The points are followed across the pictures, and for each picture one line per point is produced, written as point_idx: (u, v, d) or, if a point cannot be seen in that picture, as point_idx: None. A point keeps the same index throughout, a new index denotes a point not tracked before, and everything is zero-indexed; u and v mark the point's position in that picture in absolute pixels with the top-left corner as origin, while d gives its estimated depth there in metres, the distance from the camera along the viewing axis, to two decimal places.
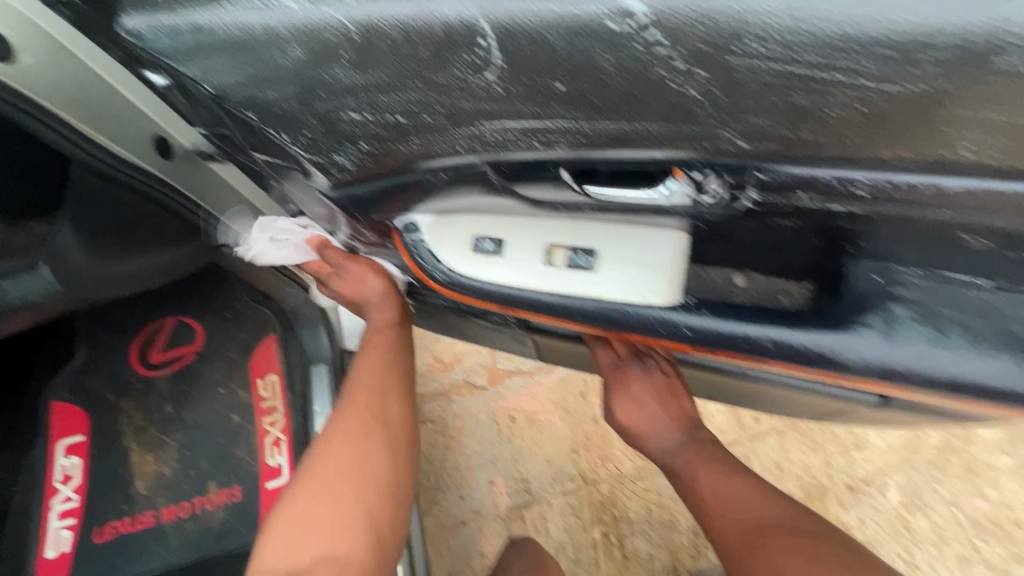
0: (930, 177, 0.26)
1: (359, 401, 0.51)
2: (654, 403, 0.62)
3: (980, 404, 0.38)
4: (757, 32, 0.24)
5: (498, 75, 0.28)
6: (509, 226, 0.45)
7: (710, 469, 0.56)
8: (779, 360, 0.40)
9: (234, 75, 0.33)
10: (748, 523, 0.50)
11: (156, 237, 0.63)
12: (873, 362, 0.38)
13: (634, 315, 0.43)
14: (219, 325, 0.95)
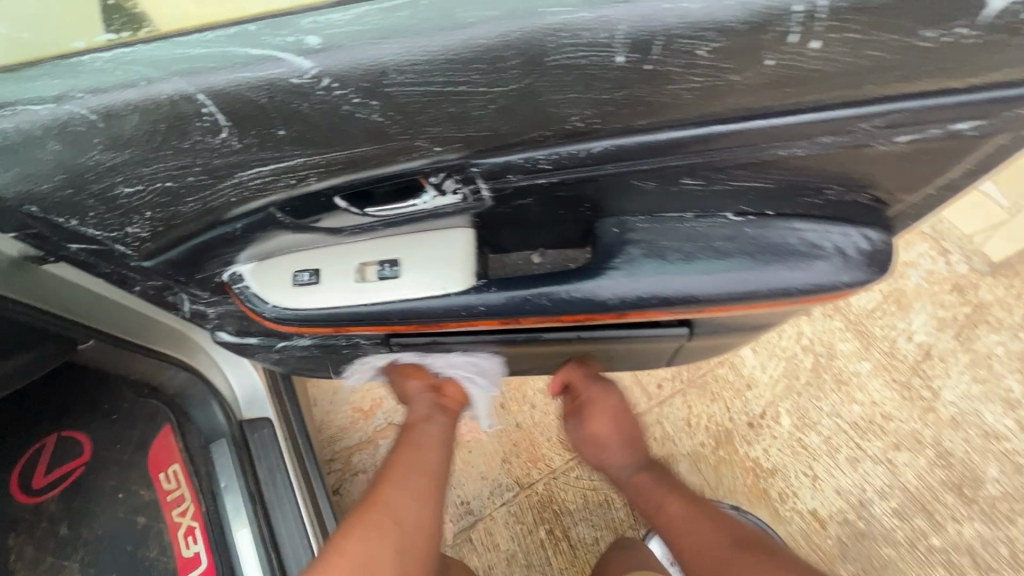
0: (573, 144, 0.35)
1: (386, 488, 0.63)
2: (625, 427, 0.75)
3: (715, 309, 0.48)
4: (396, 67, 0.31)
5: (230, 133, 0.35)
6: (321, 256, 0.51)
7: (671, 498, 0.66)
8: (556, 313, 0.49)
9: (6, 178, 0.38)
10: (718, 544, 0.58)
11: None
12: (625, 297, 0.47)
13: (440, 306, 0.50)
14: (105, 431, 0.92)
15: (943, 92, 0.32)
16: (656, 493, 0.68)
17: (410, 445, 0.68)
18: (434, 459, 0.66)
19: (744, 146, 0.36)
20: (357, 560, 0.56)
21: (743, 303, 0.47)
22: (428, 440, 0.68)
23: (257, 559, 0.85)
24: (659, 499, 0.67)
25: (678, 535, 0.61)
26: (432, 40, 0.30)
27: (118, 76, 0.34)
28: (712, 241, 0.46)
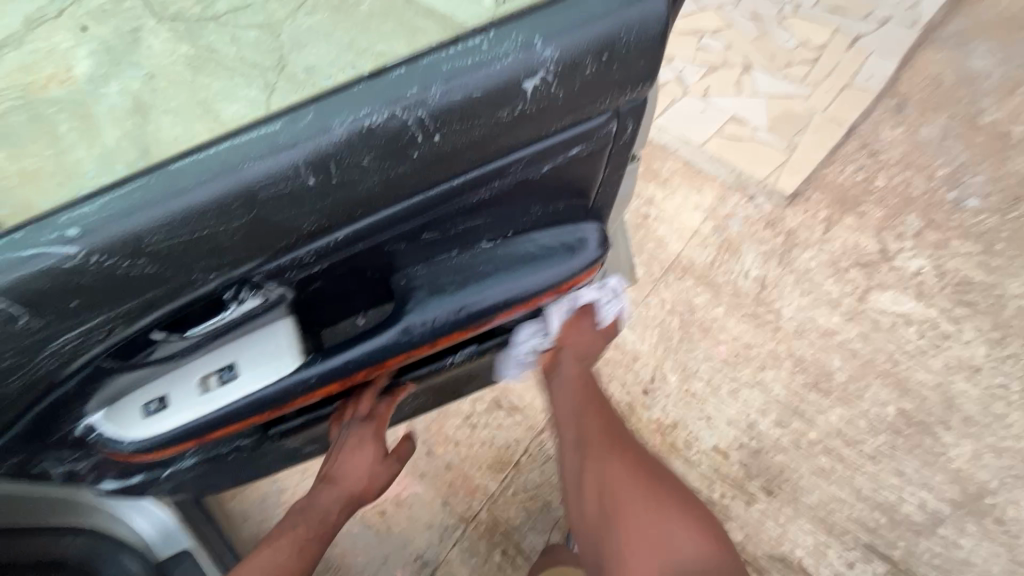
0: (320, 240, 0.46)
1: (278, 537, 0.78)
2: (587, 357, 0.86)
3: (499, 316, 0.61)
4: (144, 232, 0.40)
5: (27, 318, 0.42)
6: (164, 384, 0.58)
7: (603, 422, 0.82)
8: (378, 360, 0.61)
9: None
10: (623, 482, 0.76)
11: None
12: (425, 330, 0.59)
13: (281, 389, 0.59)
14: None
15: (550, 137, 0.46)
16: (576, 408, 0.83)
17: (342, 484, 0.81)
18: (333, 502, 0.81)
19: (447, 205, 0.48)
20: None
21: (517, 307, 0.61)
22: (353, 485, 0.81)
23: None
24: (587, 421, 0.82)
25: (594, 454, 0.79)
26: (168, 207, 0.40)
27: None
28: (477, 267, 0.59)
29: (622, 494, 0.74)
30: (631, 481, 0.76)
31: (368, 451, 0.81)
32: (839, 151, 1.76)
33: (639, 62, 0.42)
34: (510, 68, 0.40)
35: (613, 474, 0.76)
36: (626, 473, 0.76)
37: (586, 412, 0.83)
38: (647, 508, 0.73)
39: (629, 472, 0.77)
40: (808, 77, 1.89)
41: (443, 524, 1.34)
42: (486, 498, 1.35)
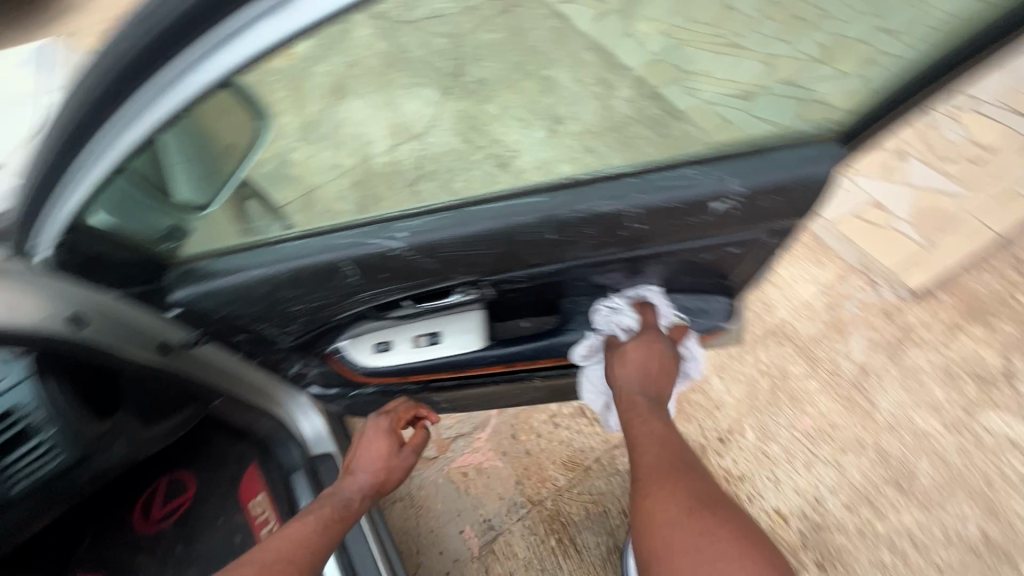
0: (533, 268, 0.74)
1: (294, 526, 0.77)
2: (654, 367, 0.80)
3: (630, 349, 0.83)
4: (441, 244, 0.69)
5: (356, 276, 0.71)
6: (388, 333, 0.83)
7: (668, 445, 0.71)
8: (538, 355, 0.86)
9: (233, 306, 0.73)
10: (679, 500, 0.63)
11: (168, 402, 0.94)
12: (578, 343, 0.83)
13: (465, 357, 0.84)
14: (209, 472, 1.24)
15: (698, 237, 0.72)
16: (644, 427, 0.74)
17: (358, 478, 0.89)
18: (353, 493, 0.87)
19: (618, 262, 0.74)
20: (292, 552, 0.72)
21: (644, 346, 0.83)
22: (371, 478, 0.90)
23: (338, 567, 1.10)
24: (648, 440, 0.72)
25: (648, 477, 0.68)
26: (461, 229, 0.68)
27: (300, 251, 0.69)
28: (623, 308, 0.82)
29: (671, 512, 0.62)
30: (686, 500, 0.62)
31: (382, 441, 0.93)
32: (983, 258, 1.71)
33: (791, 203, 0.67)
34: (705, 192, 0.66)
35: (666, 495, 0.64)
36: (683, 505, 0.62)
37: (655, 435, 0.73)
38: (709, 543, 0.57)
39: (687, 491, 0.64)
40: (967, 174, 1.82)
41: (513, 499, 1.54)
42: (554, 490, 1.53)
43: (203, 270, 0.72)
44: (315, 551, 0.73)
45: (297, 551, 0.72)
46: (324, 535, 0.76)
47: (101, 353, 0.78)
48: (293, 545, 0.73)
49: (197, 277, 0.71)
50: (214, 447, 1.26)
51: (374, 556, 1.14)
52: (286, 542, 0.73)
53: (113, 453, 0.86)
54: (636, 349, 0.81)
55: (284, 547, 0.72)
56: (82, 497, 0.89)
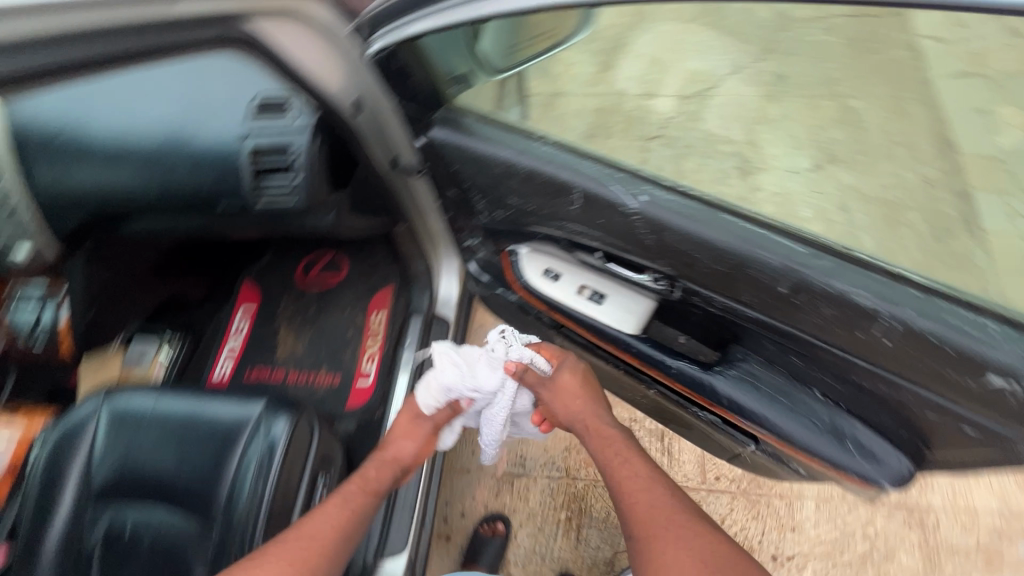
0: (737, 305, 0.68)
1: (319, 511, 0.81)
2: (591, 391, 0.94)
3: (771, 437, 0.73)
4: (671, 230, 0.67)
5: (576, 206, 0.73)
6: (564, 268, 0.83)
7: (653, 489, 0.79)
8: (678, 381, 0.78)
9: (467, 168, 0.81)
10: (681, 552, 0.69)
11: (373, 204, 1.08)
12: (725, 396, 0.74)
13: (613, 333, 0.79)
14: (359, 271, 1.45)
15: (942, 395, 0.60)
16: (615, 461, 0.84)
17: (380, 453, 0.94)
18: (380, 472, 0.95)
19: (828, 356, 0.65)
20: (316, 532, 0.78)
21: (788, 446, 0.72)
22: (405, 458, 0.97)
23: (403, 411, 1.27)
24: (636, 483, 0.80)
25: (643, 523, 0.74)
26: (696, 229, 0.65)
27: (545, 157, 0.73)
28: (792, 396, 0.72)
29: (676, 552, 0.69)
30: (681, 537, 0.71)
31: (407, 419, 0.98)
32: None
33: None
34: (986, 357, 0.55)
35: (662, 534, 0.72)
36: (692, 558, 0.68)
37: (641, 478, 0.80)
38: None
39: (681, 529, 0.72)
40: None
41: (552, 458, 1.57)
42: (592, 478, 1.54)
43: (471, 128, 0.80)
44: (339, 536, 0.79)
45: (320, 531, 0.78)
46: (344, 522, 0.81)
47: (359, 133, 0.89)
48: (318, 526, 0.79)
49: (456, 127, 0.80)
50: (370, 252, 1.46)
51: None
52: (313, 525, 0.78)
53: (324, 218, 1.01)
54: (567, 373, 0.93)
55: (308, 527, 0.78)
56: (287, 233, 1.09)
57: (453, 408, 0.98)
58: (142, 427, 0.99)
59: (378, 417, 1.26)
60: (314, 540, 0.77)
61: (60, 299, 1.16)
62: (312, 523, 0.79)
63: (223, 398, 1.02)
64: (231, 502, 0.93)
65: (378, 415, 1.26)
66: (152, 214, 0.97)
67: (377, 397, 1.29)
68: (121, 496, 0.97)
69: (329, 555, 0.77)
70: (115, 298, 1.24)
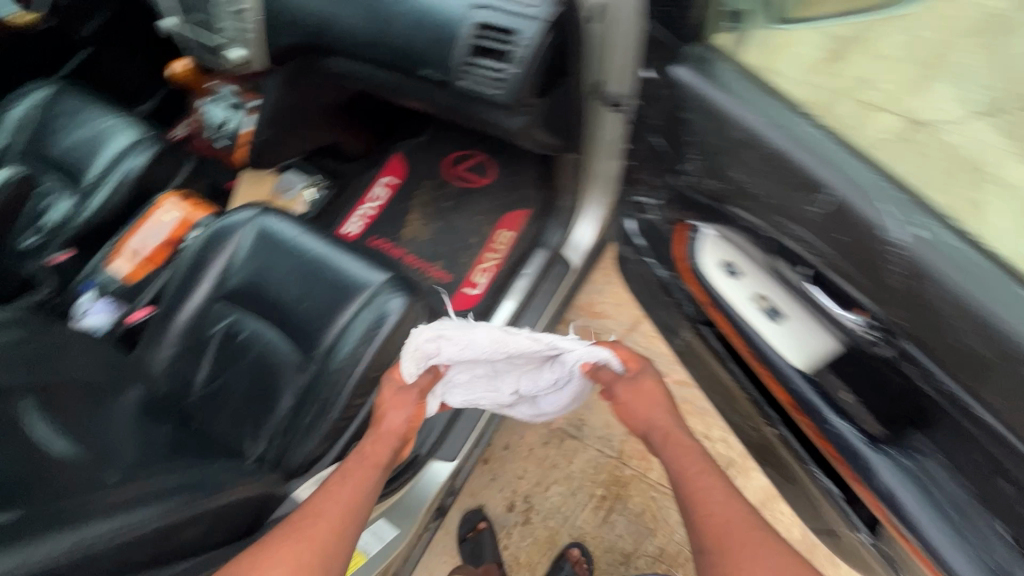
0: (969, 402, 0.52)
1: (321, 504, 0.78)
2: (656, 395, 0.95)
3: (911, 544, 0.59)
4: (936, 281, 0.52)
5: (818, 210, 0.59)
6: (749, 268, 0.72)
7: (729, 501, 0.79)
8: (828, 438, 0.66)
9: (700, 121, 0.69)
10: (741, 550, 0.73)
11: (563, 125, 0.97)
12: (880, 479, 0.61)
13: (777, 361, 0.69)
14: (501, 184, 1.42)
15: None
16: (686, 468, 0.86)
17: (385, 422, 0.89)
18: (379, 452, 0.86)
19: None
20: (317, 513, 0.76)
21: (931, 567, 0.57)
22: (398, 430, 0.87)
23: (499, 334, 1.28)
24: (711, 495, 0.80)
25: (723, 533, 0.75)
26: (974, 291, 0.50)
27: (806, 142, 0.60)
28: (962, 516, 0.56)
29: (751, 563, 0.71)
30: (762, 552, 0.72)
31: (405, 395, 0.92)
32: None
33: None
34: None
35: (739, 547, 0.73)
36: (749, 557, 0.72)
37: (715, 491, 0.81)
38: None
39: (759, 546, 0.73)
40: None
41: (611, 436, 1.51)
42: (641, 473, 1.46)
43: (720, 75, 0.68)
44: (349, 516, 0.77)
45: (326, 509, 0.77)
46: (353, 505, 0.79)
47: (584, 40, 0.86)
48: (325, 506, 0.77)
49: (704, 69, 0.69)
50: (518, 170, 1.42)
51: None
52: (313, 508, 0.77)
53: (511, 119, 0.91)
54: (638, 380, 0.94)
55: (315, 507, 0.77)
56: (468, 125, 1.00)
57: (432, 373, 0.93)
58: (281, 253, 1.06)
59: None
60: (317, 519, 0.75)
61: (250, 110, 1.29)
62: (310, 514, 0.75)
63: (352, 255, 1.05)
64: (334, 352, 0.97)
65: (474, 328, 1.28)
66: (360, 61, 0.94)
67: (478, 311, 1.29)
68: (245, 306, 1.05)
69: (339, 535, 0.75)
70: (287, 137, 1.25)
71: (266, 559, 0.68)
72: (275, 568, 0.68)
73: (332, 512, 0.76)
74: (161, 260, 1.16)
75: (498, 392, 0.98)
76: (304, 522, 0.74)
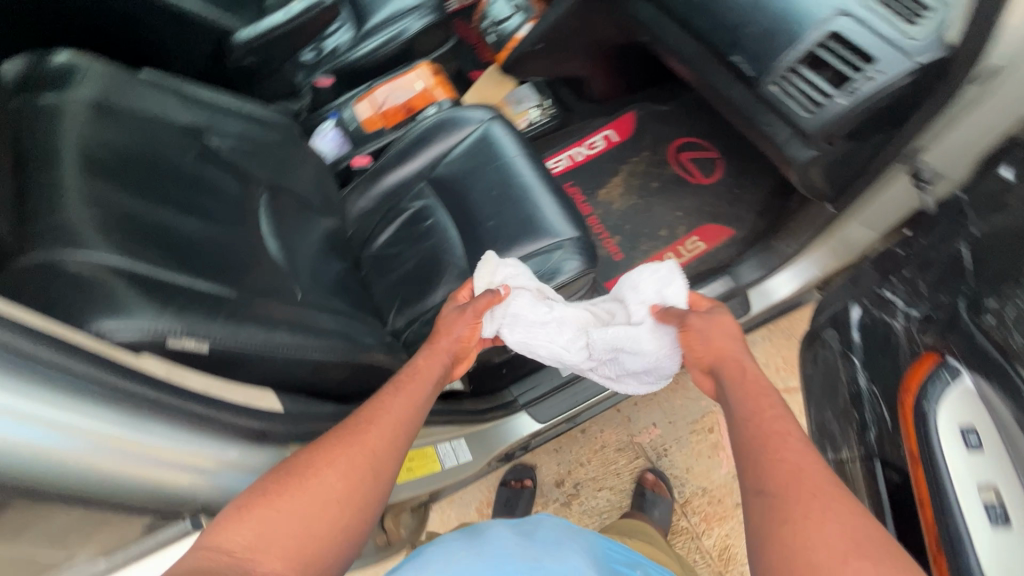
0: None
1: (371, 420, 0.63)
2: (729, 339, 0.75)
3: None
4: None
5: None
6: (996, 451, 0.57)
7: (803, 462, 0.55)
8: None
9: None
10: (810, 485, 0.53)
11: (850, 179, 0.85)
12: None
13: (964, 565, 0.55)
14: (718, 191, 1.30)
15: None
16: (751, 407, 0.64)
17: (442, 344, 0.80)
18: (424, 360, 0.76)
19: None
20: (366, 417, 0.64)
21: None
22: (451, 346, 0.80)
23: None
24: (780, 459, 0.56)
25: (781, 501, 0.52)
26: None
27: None
28: None
29: (824, 517, 0.50)
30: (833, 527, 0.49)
31: (458, 321, 0.82)
32: None
33: None
34: None
35: (807, 525, 0.49)
36: (817, 503, 0.51)
37: (794, 456, 0.56)
38: (848, 546, 0.47)
39: (830, 517, 0.50)
40: None
41: (686, 481, 1.41)
42: (695, 534, 1.37)
43: None
44: (405, 426, 0.65)
45: (378, 421, 0.63)
46: (400, 416, 0.66)
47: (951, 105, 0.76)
48: (370, 410, 0.65)
49: None
50: (745, 187, 1.29)
51: None
52: (360, 413, 0.65)
53: (800, 150, 0.81)
54: (710, 338, 0.76)
55: (365, 412, 0.65)
56: (742, 133, 0.90)
57: (494, 295, 0.83)
58: (494, 169, 1.10)
59: None
60: (362, 426, 0.63)
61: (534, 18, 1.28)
62: (357, 428, 0.62)
63: (557, 201, 1.06)
64: None
65: None
66: (673, 22, 0.87)
67: None
68: (443, 198, 1.11)
69: (387, 443, 0.62)
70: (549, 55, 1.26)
71: (313, 459, 0.57)
72: (329, 471, 0.57)
73: (385, 428, 0.63)
74: (394, 121, 1.24)
75: (564, 340, 0.88)
76: (343, 437, 0.61)
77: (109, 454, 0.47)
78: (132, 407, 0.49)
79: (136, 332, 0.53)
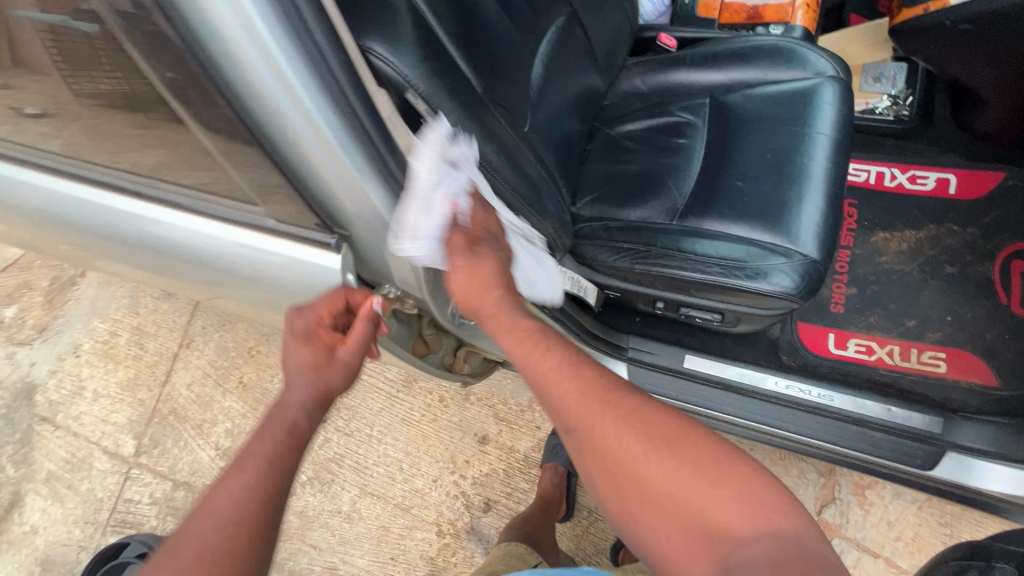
0: None
1: (210, 529, 0.49)
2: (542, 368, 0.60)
3: None
4: None
5: None
6: None
7: (622, 401, 0.57)
8: None
9: None
10: (668, 451, 0.54)
11: None
12: None
13: None
14: (1018, 332, 1.00)
15: None
16: (571, 397, 0.58)
17: (297, 392, 0.59)
18: (300, 411, 0.59)
19: None
20: (222, 529, 0.49)
21: None
22: (319, 400, 0.60)
23: (790, 395, 1.00)
24: (603, 433, 0.55)
25: (635, 477, 0.53)
26: None
27: None
28: None
29: (681, 471, 0.52)
30: (684, 467, 0.53)
31: (307, 350, 0.61)
32: None
33: None
34: None
35: (672, 477, 0.52)
36: (666, 463, 0.53)
37: (685, 450, 0.54)
38: (733, 508, 0.50)
39: (689, 472, 0.52)
40: None
41: None
42: None
43: None
44: (269, 513, 0.52)
45: (228, 519, 0.50)
46: (261, 514, 0.51)
47: None
48: (224, 521, 0.50)
49: None
50: None
51: (778, 424, 0.99)
52: (205, 530, 0.49)
53: None
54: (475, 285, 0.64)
55: (211, 527, 0.49)
56: None
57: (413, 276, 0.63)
58: (789, 132, 0.92)
59: (783, 361, 1.05)
60: (205, 568, 0.47)
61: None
62: (205, 541, 0.48)
63: (825, 211, 0.88)
64: (701, 238, 0.88)
65: (787, 358, 1.05)
66: None
67: (805, 362, 1.05)
68: (711, 124, 0.98)
69: (258, 561, 0.50)
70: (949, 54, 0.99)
71: None
72: None
73: (240, 520, 0.50)
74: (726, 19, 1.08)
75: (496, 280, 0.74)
76: (182, 561, 0.47)
77: (319, 153, 0.51)
78: (348, 122, 0.50)
79: (391, 67, 0.57)
